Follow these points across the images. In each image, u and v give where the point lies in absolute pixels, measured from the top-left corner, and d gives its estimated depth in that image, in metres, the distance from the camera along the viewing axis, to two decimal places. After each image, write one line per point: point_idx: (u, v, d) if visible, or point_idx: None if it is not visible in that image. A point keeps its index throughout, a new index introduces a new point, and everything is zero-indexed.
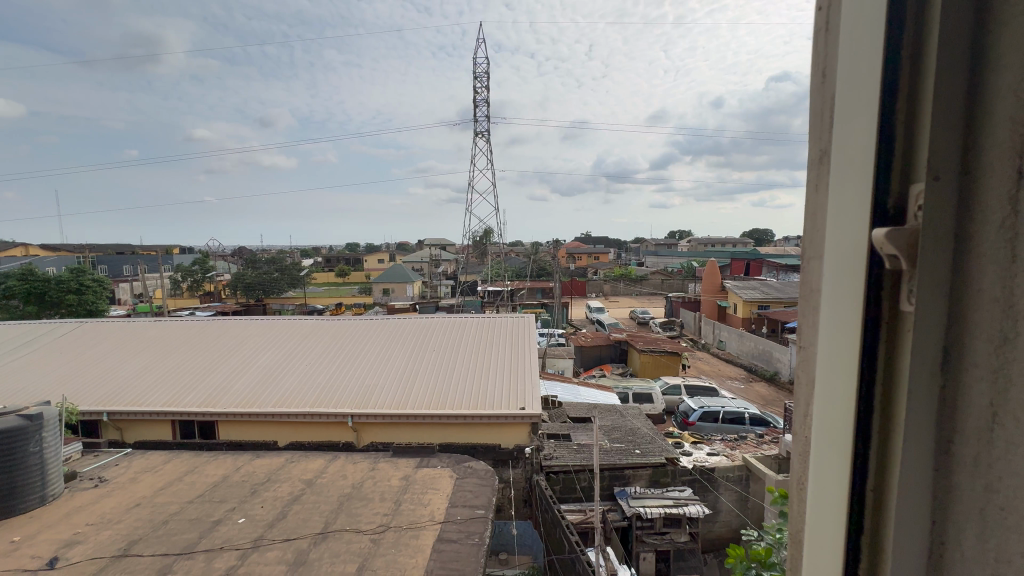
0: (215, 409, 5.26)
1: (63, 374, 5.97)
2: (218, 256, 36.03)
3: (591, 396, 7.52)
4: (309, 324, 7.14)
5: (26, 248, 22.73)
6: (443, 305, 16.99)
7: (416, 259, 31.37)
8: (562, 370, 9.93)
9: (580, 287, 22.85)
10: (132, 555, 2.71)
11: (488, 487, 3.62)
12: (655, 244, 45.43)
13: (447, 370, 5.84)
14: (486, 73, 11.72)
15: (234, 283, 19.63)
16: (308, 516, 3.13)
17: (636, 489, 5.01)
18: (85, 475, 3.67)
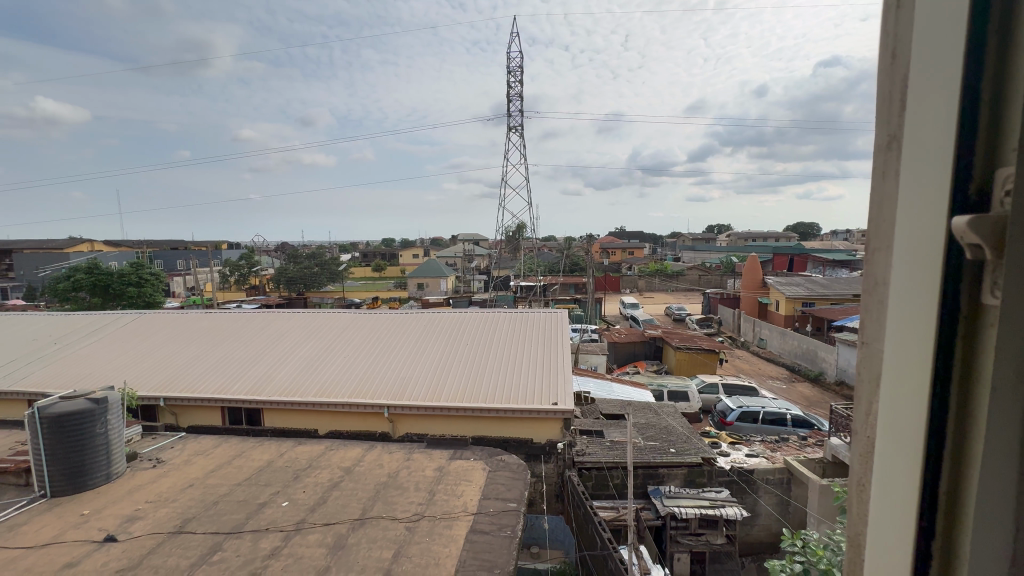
0: (260, 397, 5.52)
1: (126, 361, 6.42)
2: (262, 251, 37.65)
3: (625, 393, 7.41)
4: (348, 317, 7.37)
5: (91, 244, 24.47)
6: (476, 299, 17.11)
7: (450, 253, 31.79)
8: (595, 366, 9.83)
9: (614, 283, 22.57)
10: (186, 532, 2.89)
11: (521, 481, 3.63)
12: (693, 238, 44.16)
13: (480, 364, 5.89)
14: (520, 67, 11.71)
15: (276, 278, 20.48)
16: (346, 502, 3.24)
17: (670, 489, 4.92)
18: (144, 456, 3.93)
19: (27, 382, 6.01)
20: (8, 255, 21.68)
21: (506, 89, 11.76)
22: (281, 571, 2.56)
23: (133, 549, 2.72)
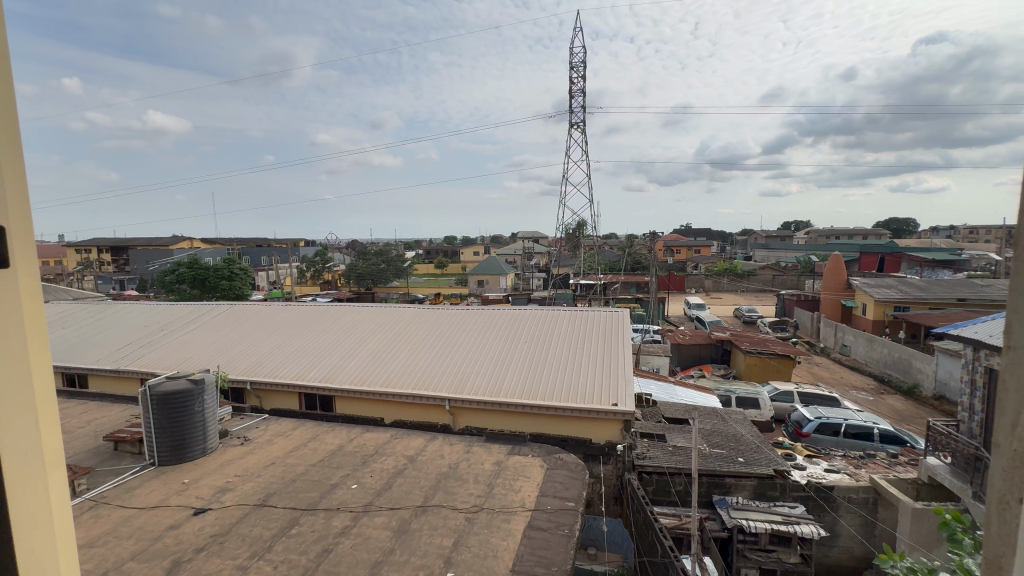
0: (332, 385, 5.90)
1: (218, 348, 7.08)
2: (335, 248, 40.20)
3: (689, 397, 7.10)
4: (412, 312, 7.66)
5: (192, 243, 27.33)
6: (534, 297, 17.13)
7: (510, 251, 32.05)
8: (658, 368, 9.51)
9: (677, 282, 21.72)
10: (268, 506, 3.14)
11: (579, 481, 3.61)
12: (767, 235, 41.42)
13: (539, 361, 5.90)
14: (583, 62, 11.56)
15: (347, 274, 21.78)
16: (409, 489, 3.38)
17: (738, 500, 4.66)
18: (233, 434, 4.32)
19: (139, 364, 6.81)
20: (125, 252, 24.72)
21: (568, 85, 11.67)
22: (350, 549, 2.72)
23: (224, 517, 3.01)
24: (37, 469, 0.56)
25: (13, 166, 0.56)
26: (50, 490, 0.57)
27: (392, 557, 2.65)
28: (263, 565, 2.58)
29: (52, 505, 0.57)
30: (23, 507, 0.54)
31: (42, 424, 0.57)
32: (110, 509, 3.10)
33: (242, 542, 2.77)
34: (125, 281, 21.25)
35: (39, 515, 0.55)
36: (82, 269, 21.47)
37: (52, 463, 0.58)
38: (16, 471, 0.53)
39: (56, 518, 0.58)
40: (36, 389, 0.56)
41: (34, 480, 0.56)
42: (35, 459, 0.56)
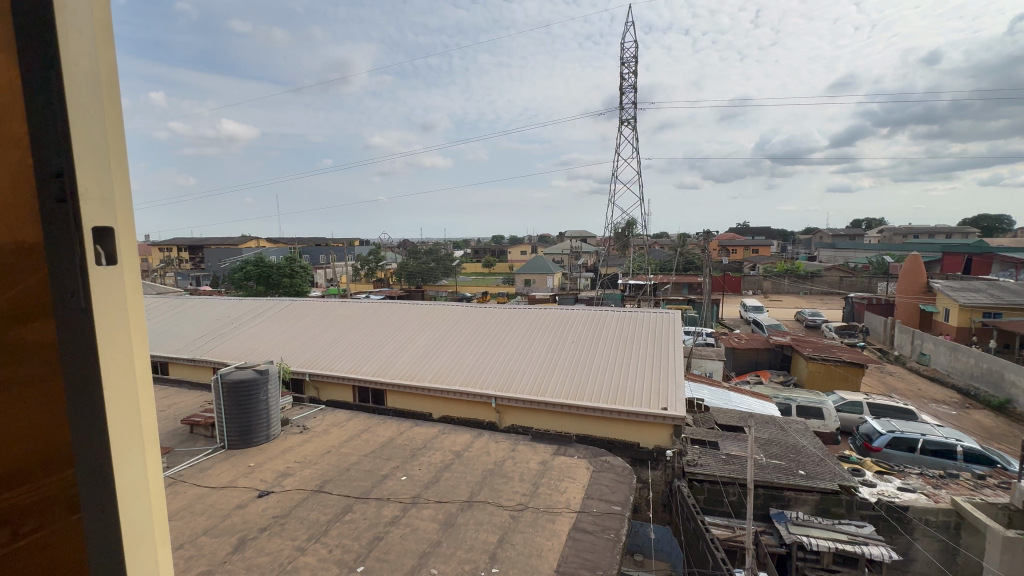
0: (383, 379, 6.12)
1: (280, 341, 7.53)
2: (388, 247, 41.62)
3: (745, 404, 6.77)
4: (460, 310, 7.80)
5: (258, 243, 29.21)
6: (582, 296, 16.92)
7: (557, 250, 31.79)
8: (711, 372, 9.11)
9: (733, 283, 20.74)
10: (325, 492, 3.31)
11: (626, 485, 3.55)
12: (834, 234, 38.66)
13: (586, 361, 5.84)
14: (634, 56, 11.30)
15: (399, 272, 22.46)
16: (456, 483, 3.46)
17: (797, 515, 4.41)
18: (294, 422, 4.58)
19: (213, 354, 7.38)
20: (201, 250, 26.84)
21: (619, 81, 11.48)
22: (399, 538, 2.82)
23: (285, 500, 3.21)
24: (137, 444, 0.58)
25: (124, 166, 0.58)
26: (147, 465, 0.60)
27: (439, 549, 2.72)
28: (319, 547, 2.72)
29: (148, 480, 0.60)
30: (124, 480, 0.56)
31: (144, 402, 0.59)
32: (186, 486, 3.39)
33: (301, 525, 2.94)
34: (201, 277, 23.10)
35: (137, 488, 0.58)
36: (163, 265, 23.44)
37: (150, 437, 0.60)
38: (121, 446, 0.56)
39: (151, 490, 0.60)
40: (139, 367, 0.58)
41: (135, 455, 0.58)
42: (136, 433, 0.58)
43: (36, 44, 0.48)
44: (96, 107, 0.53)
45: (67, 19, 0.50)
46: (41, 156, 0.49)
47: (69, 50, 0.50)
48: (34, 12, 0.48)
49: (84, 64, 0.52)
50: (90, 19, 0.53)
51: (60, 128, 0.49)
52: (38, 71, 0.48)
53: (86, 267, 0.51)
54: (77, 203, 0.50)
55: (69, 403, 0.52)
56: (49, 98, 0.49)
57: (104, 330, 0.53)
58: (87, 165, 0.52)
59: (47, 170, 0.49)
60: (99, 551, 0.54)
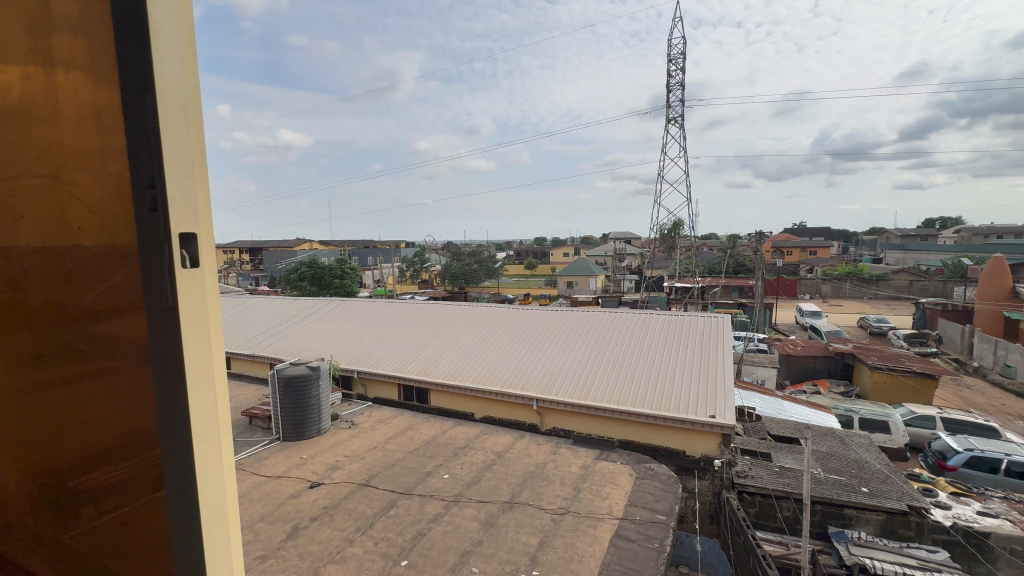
0: (427, 378, 6.26)
1: (331, 339, 7.86)
2: (433, 250, 42.72)
3: (801, 415, 6.40)
4: (502, 311, 7.86)
5: (312, 246, 30.76)
6: (625, 299, 16.62)
7: (600, 252, 31.40)
8: (763, 380, 8.68)
9: (788, 287, 19.72)
10: (370, 486, 3.42)
11: (671, 494, 3.45)
12: (902, 234, 35.94)
13: (630, 366, 5.72)
14: (682, 53, 11.08)
15: (443, 274, 22.98)
16: (497, 484, 3.48)
17: (859, 535, 4.09)
18: (342, 418, 4.76)
19: (269, 350, 7.81)
20: (261, 252, 28.58)
21: (666, 79, 11.29)
22: (441, 535, 2.86)
23: (334, 492, 3.34)
24: (216, 447, 0.54)
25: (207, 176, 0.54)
26: (225, 469, 0.56)
27: (480, 548, 2.75)
28: (365, 539, 2.82)
29: (225, 484, 0.56)
30: (206, 482, 0.53)
31: (221, 406, 0.55)
32: (245, 474, 3.60)
33: (349, 517, 3.06)
34: (260, 278, 24.59)
35: (216, 491, 0.55)
36: (227, 266, 25.17)
37: (227, 437, 0.56)
38: (201, 448, 0.53)
39: (228, 493, 0.57)
40: (217, 374, 0.55)
41: (214, 462, 0.55)
42: (216, 441, 0.55)
43: (134, 67, 0.46)
44: (187, 121, 0.49)
45: (163, 45, 0.47)
46: (138, 165, 0.47)
47: (166, 72, 0.47)
48: (132, 31, 0.45)
49: (174, 74, 0.48)
50: (184, 32, 0.49)
51: (151, 138, 0.46)
52: (136, 94, 0.46)
53: (173, 270, 0.47)
54: (167, 210, 0.47)
55: (159, 403, 0.52)
56: (145, 115, 0.46)
57: (189, 339, 0.50)
58: (178, 173, 0.48)
59: (140, 180, 0.47)
60: (182, 546, 0.53)
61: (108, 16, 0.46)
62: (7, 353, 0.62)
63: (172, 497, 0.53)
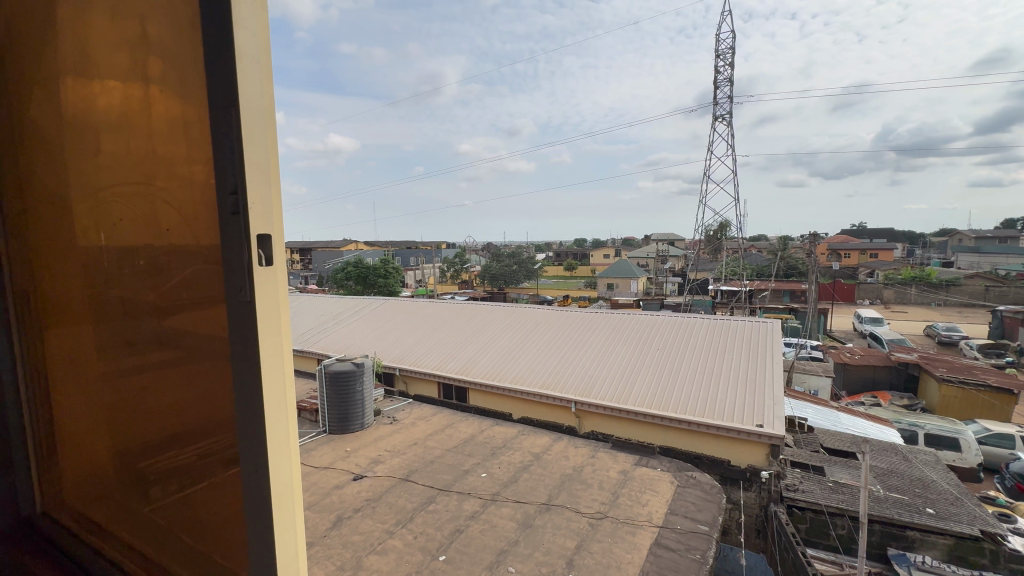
0: (467, 377, 6.35)
1: (375, 337, 8.13)
2: (473, 250, 43.33)
3: (858, 428, 6.02)
4: (541, 312, 7.86)
5: (358, 246, 31.93)
6: (668, 302, 16.19)
7: (642, 254, 30.76)
8: (816, 390, 8.23)
9: (845, 291, 18.60)
10: (411, 481, 3.51)
11: (714, 505, 3.34)
12: (978, 235, 33.05)
13: (671, 370, 5.60)
14: (731, 48, 10.74)
15: (482, 274, 23.26)
16: (534, 485, 3.48)
17: (924, 560, 3.81)
18: (384, 413, 4.91)
19: (317, 346, 8.15)
20: (310, 251, 29.92)
21: (713, 75, 10.98)
22: (478, 533, 2.90)
23: (376, 485, 3.46)
24: (287, 461, 0.52)
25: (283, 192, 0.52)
26: (293, 482, 0.54)
27: (516, 548, 2.76)
28: (405, 533, 2.90)
29: (294, 495, 0.54)
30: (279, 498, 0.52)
31: (290, 419, 0.53)
32: None
33: (390, 509, 3.16)
34: (309, 276, 25.72)
35: (289, 507, 0.54)
36: None
37: (297, 450, 0.54)
38: (275, 465, 0.51)
39: (297, 506, 0.55)
40: (289, 392, 0.52)
41: (287, 478, 0.53)
42: (287, 462, 0.53)
43: (220, 82, 0.44)
44: (265, 131, 0.47)
45: (246, 62, 0.45)
46: (222, 171, 0.46)
47: (246, 85, 0.45)
48: (218, 39, 0.44)
49: (254, 85, 0.46)
50: (263, 42, 0.47)
51: (235, 155, 0.45)
52: (222, 109, 0.44)
53: (250, 273, 0.46)
54: (248, 211, 0.45)
55: (239, 419, 0.51)
56: (229, 130, 0.45)
57: (265, 357, 0.49)
58: (259, 187, 0.47)
59: (224, 186, 0.46)
60: (258, 553, 0.53)
61: (202, 29, 0.46)
62: (116, 345, 0.69)
63: (251, 505, 0.52)
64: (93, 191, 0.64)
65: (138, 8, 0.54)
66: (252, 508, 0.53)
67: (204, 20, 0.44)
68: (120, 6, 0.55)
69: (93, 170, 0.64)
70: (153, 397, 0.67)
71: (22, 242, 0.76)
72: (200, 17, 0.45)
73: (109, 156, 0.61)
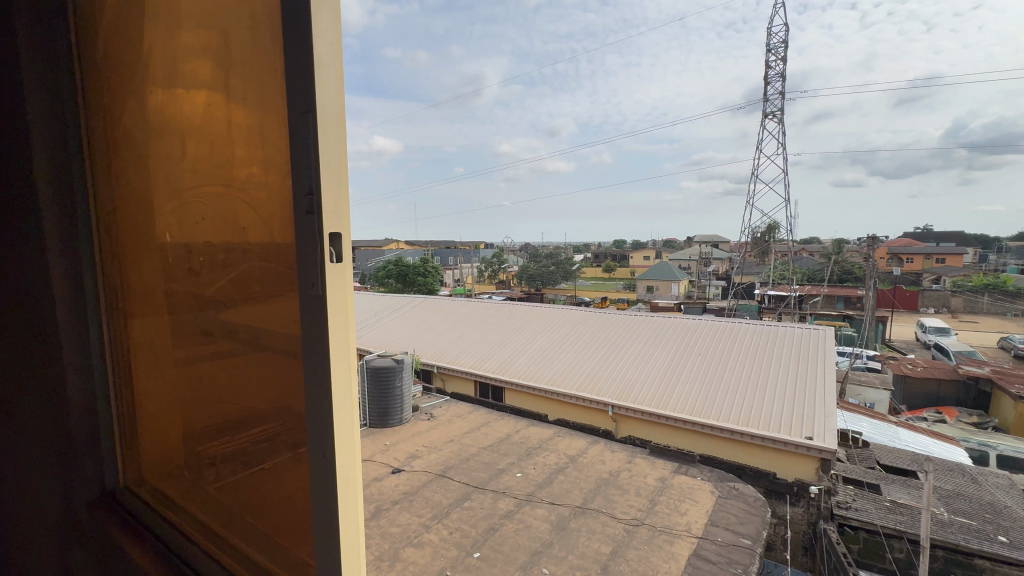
0: (503, 377, 6.38)
1: (414, 335, 8.30)
2: (511, 251, 43.58)
3: (920, 445, 5.61)
4: (579, 314, 7.79)
5: (399, 246, 32.77)
6: (711, 306, 15.68)
7: (684, 256, 29.88)
8: (872, 404, 7.74)
9: (907, 299, 17.36)
10: (447, 477, 3.57)
11: (758, 518, 3.21)
12: None
13: (713, 376, 5.43)
14: (782, 43, 10.38)
15: (520, 275, 23.36)
16: (569, 488, 3.46)
17: None
18: (423, 409, 5.01)
19: (360, 342, 8.42)
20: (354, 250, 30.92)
21: (764, 71, 10.63)
22: (513, 532, 2.91)
23: (413, 479, 3.53)
24: (354, 448, 0.53)
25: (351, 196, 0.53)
26: (356, 470, 0.55)
27: (550, 550, 2.75)
28: (441, 528, 2.94)
29: (357, 483, 0.56)
30: (345, 488, 0.53)
31: (354, 410, 0.55)
32: None
33: (426, 504, 3.22)
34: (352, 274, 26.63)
35: (353, 494, 0.55)
36: None
37: (360, 439, 0.55)
38: (342, 458, 0.52)
39: (359, 496, 0.56)
40: (352, 386, 0.54)
41: (352, 465, 0.55)
42: (351, 453, 0.54)
43: (299, 90, 0.46)
44: (339, 136, 0.49)
45: (324, 71, 0.46)
46: (300, 173, 0.47)
47: (324, 93, 0.46)
48: (299, 52, 0.45)
49: (328, 90, 0.47)
50: (337, 48, 0.48)
51: (312, 158, 0.46)
52: (301, 117, 0.46)
53: (324, 269, 0.48)
54: (322, 211, 0.47)
55: (308, 407, 0.53)
56: (306, 137, 0.46)
57: (334, 349, 0.50)
58: (332, 189, 0.48)
59: (301, 187, 0.47)
60: (322, 541, 0.54)
61: (282, 42, 0.48)
62: (191, 335, 0.74)
63: (317, 489, 0.54)
64: (176, 193, 0.69)
65: (221, 22, 0.57)
66: (317, 493, 0.54)
67: (286, 34, 0.46)
68: (208, 18, 0.59)
69: (176, 174, 0.69)
70: (222, 386, 0.71)
71: (112, 241, 0.83)
72: (282, 28, 0.47)
73: (191, 160, 0.66)
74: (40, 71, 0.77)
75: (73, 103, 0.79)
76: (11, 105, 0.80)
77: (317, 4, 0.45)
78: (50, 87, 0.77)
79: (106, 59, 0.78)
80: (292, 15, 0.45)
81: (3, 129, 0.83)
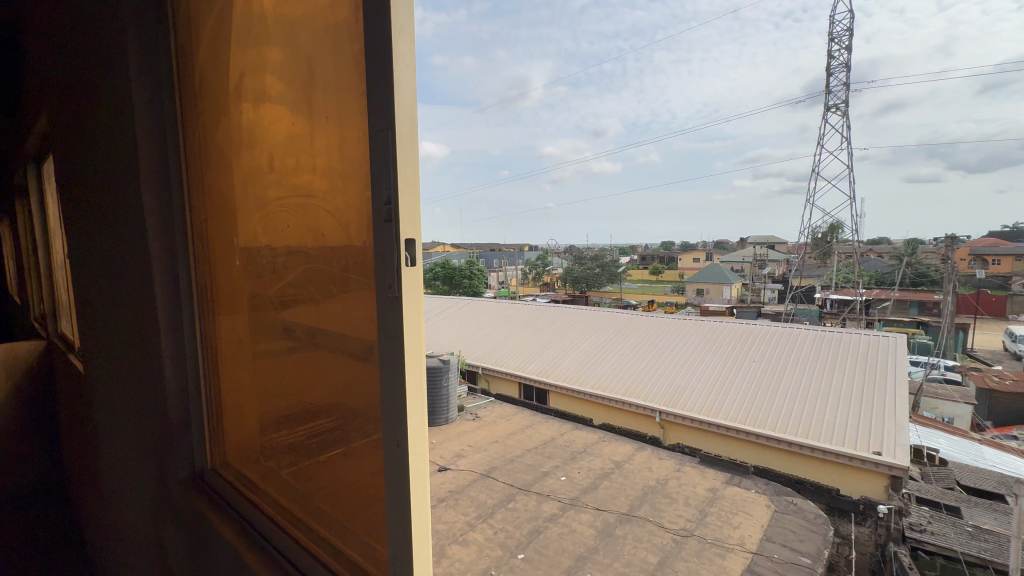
0: (547, 379, 6.39)
1: (460, 336, 8.45)
2: (556, 253, 43.43)
3: (1008, 465, 5.09)
4: (625, 317, 7.65)
5: (445, 248, 33.46)
6: (766, 310, 14.89)
7: (738, 258, 28.57)
8: (950, 419, 7.09)
9: (993, 305, 15.73)
10: (491, 477, 3.62)
11: (819, 537, 3.03)
12: None
13: (769, 384, 5.17)
14: (848, 30, 9.72)
15: (564, 277, 23.22)
16: (615, 494, 3.41)
17: None
18: (467, 410, 5.10)
19: None
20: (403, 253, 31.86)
21: (827, 62, 10.00)
22: (557, 536, 2.91)
23: (459, 478, 3.61)
24: (424, 441, 0.57)
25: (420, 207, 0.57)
26: (425, 463, 0.58)
27: (596, 556, 2.73)
28: (486, 527, 2.99)
29: (426, 476, 0.59)
30: (416, 479, 0.56)
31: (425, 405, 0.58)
32: None
33: (471, 503, 3.28)
34: None
35: (422, 484, 0.58)
36: None
37: (427, 434, 0.58)
38: (414, 449, 0.55)
39: (425, 488, 0.59)
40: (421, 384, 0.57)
41: (423, 457, 0.58)
42: (421, 445, 0.57)
43: (380, 108, 0.50)
44: (414, 151, 0.53)
45: (401, 90, 0.50)
46: (379, 186, 0.52)
47: (402, 110, 0.50)
48: (381, 78, 0.50)
49: (402, 107, 0.51)
50: (413, 69, 0.52)
51: (391, 171, 0.50)
52: (381, 134, 0.50)
53: (400, 272, 0.52)
54: (399, 219, 0.51)
55: (384, 400, 0.57)
56: (385, 151, 0.51)
57: (408, 348, 0.54)
58: (408, 200, 0.52)
59: (380, 199, 0.52)
60: (396, 527, 0.58)
61: (363, 68, 0.52)
62: (267, 334, 0.81)
63: (392, 478, 0.58)
64: (262, 204, 0.76)
65: (304, 51, 0.63)
66: (391, 480, 0.58)
67: (369, 59, 0.51)
68: (292, 46, 0.65)
69: (261, 186, 0.76)
70: (296, 381, 0.77)
71: (202, 246, 0.92)
72: (364, 53, 0.52)
73: (276, 173, 0.72)
74: (147, 103, 0.88)
75: (172, 126, 0.90)
76: (125, 133, 0.92)
77: (399, 32, 0.49)
78: (156, 115, 0.89)
79: (200, 88, 0.87)
80: (375, 42, 0.49)
81: (116, 147, 0.96)
